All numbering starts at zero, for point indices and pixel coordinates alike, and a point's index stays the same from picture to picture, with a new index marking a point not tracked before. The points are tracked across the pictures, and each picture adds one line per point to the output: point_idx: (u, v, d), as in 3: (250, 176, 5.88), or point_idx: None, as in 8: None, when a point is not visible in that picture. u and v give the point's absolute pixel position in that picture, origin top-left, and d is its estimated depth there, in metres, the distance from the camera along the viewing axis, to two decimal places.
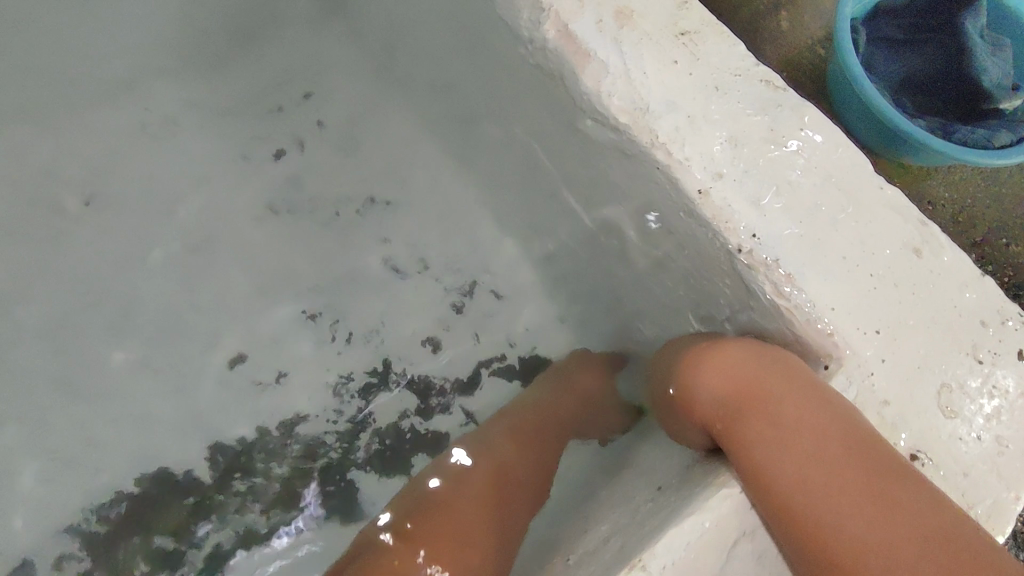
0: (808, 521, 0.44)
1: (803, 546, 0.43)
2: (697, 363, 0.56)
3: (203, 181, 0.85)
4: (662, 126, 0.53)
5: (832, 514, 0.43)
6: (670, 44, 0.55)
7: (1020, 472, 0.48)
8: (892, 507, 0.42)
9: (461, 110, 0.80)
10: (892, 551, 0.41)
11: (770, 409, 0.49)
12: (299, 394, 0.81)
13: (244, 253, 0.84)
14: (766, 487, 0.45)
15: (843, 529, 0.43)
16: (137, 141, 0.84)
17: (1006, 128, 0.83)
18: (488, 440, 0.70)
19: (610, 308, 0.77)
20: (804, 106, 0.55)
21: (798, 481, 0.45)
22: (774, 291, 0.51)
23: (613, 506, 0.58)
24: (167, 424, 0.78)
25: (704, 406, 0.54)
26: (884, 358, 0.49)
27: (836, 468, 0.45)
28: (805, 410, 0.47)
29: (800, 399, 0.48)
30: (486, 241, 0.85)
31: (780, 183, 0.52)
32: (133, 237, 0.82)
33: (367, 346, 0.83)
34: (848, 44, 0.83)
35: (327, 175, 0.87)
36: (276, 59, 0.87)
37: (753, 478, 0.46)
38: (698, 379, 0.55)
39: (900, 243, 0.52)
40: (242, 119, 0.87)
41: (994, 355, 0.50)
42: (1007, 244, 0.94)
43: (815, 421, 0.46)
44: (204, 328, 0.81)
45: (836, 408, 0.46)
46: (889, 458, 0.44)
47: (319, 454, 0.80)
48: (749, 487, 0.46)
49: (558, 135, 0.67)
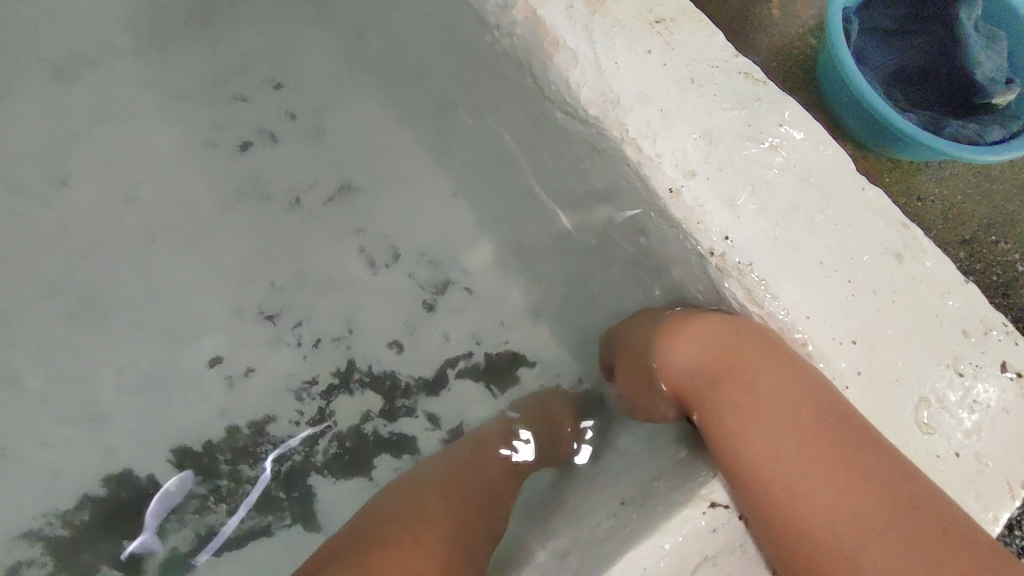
0: (778, 498, 0.42)
1: (770, 522, 0.42)
2: (669, 335, 0.53)
3: (162, 168, 0.81)
4: (632, 120, 0.50)
5: (805, 490, 0.41)
6: (644, 33, 0.52)
7: (999, 491, 0.45)
8: (866, 484, 0.40)
9: (432, 97, 0.76)
10: (862, 528, 0.39)
11: (747, 380, 0.47)
12: (262, 393, 0.78)
13: (204, 245, 0.80)
14: (736, 463, 0.44)
15: (813, 506, 0.41)
16: (94, 126, 0.80)
17: (999, 124, 0.80)
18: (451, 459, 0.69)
19: (585, 307, 0.74)
20: (784, 101, 0.52)
21: (770, 456, 0.43)
22: (746, 296, 0.49)
23: (575, 517, 0.55)
24: (122, 422, 0.75)
25: (678, 381, 0.51)
26: (859, 370, 0.46)
27: (810, 441, 0.43)
28: (781, 382, 0.45)
29: (776, 371, 0.45)
30: (458, 235, 0.82)
31: (756, 183, 0.49)
32: (87, 225, 0.78)
33: (332, 343, 0.80)
34: (839, 34, 0.80)
35: (295, 164, 0.83)
36: (241, 42, 0.83)
37: (726, 452, 0.45)
38: (671, 349, 0.52)
39: (881, 248, 0.49)
40: (204, 104, 0.83)
41: (975, 367, 0.47)
42: (997, 242, 0.91)
43: (790, 393, 0.44)
44: (163, 323, 0.78)
45: (813, 382, 0.44)
46: (866, 432, 0.42)
47: (287, 458, 0.77)
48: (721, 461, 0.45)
49: (529, 128, 0.64)
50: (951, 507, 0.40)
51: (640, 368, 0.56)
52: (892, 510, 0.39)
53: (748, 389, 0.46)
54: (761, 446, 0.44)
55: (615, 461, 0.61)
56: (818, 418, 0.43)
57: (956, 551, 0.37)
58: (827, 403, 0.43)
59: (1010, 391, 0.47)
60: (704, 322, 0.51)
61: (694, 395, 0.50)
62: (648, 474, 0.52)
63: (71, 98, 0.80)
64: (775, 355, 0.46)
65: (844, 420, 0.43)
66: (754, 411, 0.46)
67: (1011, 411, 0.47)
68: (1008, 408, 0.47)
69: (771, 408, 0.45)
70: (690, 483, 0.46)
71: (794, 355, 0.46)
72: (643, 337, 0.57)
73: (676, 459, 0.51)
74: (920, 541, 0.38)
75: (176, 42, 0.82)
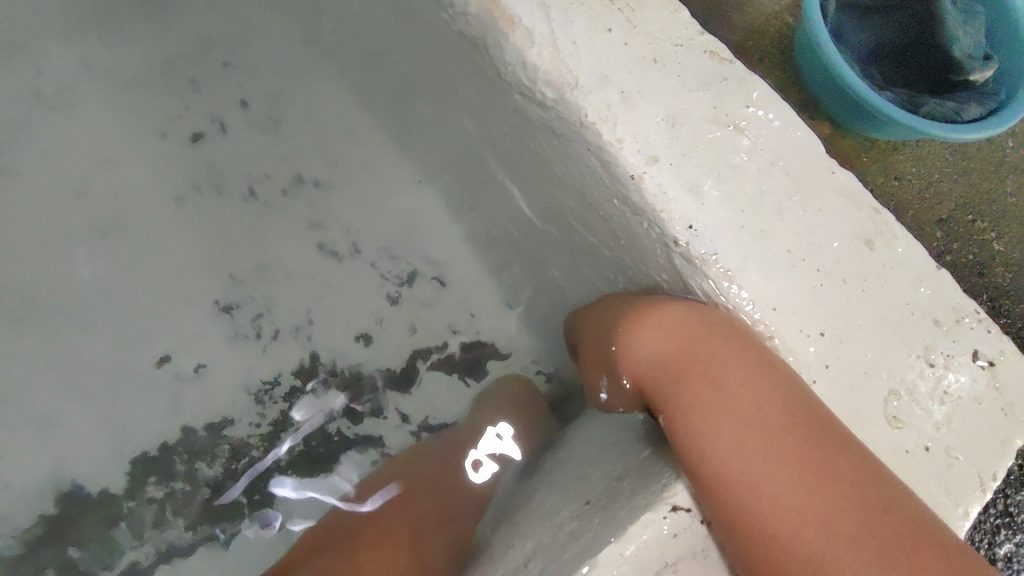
0: (743, 496, 0.39)
1: (733, 522, 0.39)
2: (632, 324, 0.50)
3: (109, 158, 0.77)
4: (591, 103, 0.47)
5: (772, 487, 0.39)
6: (604, 11, 0.49)
7: (970, 485, 0.44)
8: (833, 481, 0.38)
9: (394, 80, 0.73)
10: (830, 528, 0.37)
11: (711, 373, 0.44)
12: (222, 391, 0.75)
13: (157, 237, 0.77)
14: (699, 458, 0.41)
15: (778, 505, 0.39)
16: (34, 114, 0.76)
17: (976, 102, 0.77)
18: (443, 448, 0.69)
19: (554, 295, 0.72)
20: (752, 81, 0.49)
21: (735, 450, 0.41)
22: (712, 288, 0.46)
23: (539, 515, 0.53)
24: (72, 424, 0.72)
25: (639, 373, 0.49)
26: (828, 364, 0.44)
27: (777, 436, 0.41)
28: (748, 376, 0.42)
29: (742, 363, 0.43)
30: (425, 223, 0.79)
31: (721, 168, 0.47)
32: (29, 219, 0.75)
33: (294, 337, 0.77)
34: (814, 9, 0.77)
35: (252, 153, 0.79)
36: (193, 23, 0.79)
37: (689, 449, 0.42)
38: (635, 340, 0.49)
39: (851, 235, 0.47)
40: (153, 89, 0.78)
41: (947, 357, 0.46)
42: (973, 220, 0.90)
43: (756, 387, 0.42)
44: (114, 319, 0.75)
45: (780, 377, 0.42)
46: (832, 428, 0.41)
47: (246, 459, 0.74)
48: (685, 458, 0.42)
49: (490, 115, 0.61)
50: (919, 508, 0.38)
51: (599, 356, 0.55)
52: (862, 514, 0.37)
53: (712, 382, 0.44)
54: (727, 440, 0.41)
55: (580, 454, 0.58)
56: (785, 413, 0.41)
57: (925, 553, 0.36)
58: (795, 396, 0.41)
59: (981, 380, 0.45)
60: (667, 311, 0.48)
61: (654, 388, 0.47)
62: (612, 471, 0.50)
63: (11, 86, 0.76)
64: (741, 346, 0.44)
65: (811, 418, 0.41)
66: (719, 406, 0.43)
67: (982, 403, 0.45)
68: (980, 398, 0.45)
69: (736, 403, 0.42)
70: (653, 481, 0.44)
71: (760, 347, 0.44)
72: (605, 328, 0.55)
73: (640, 455, 0.49)
74: (891, 547, 0.36)
75: (120, 23, 0.78)
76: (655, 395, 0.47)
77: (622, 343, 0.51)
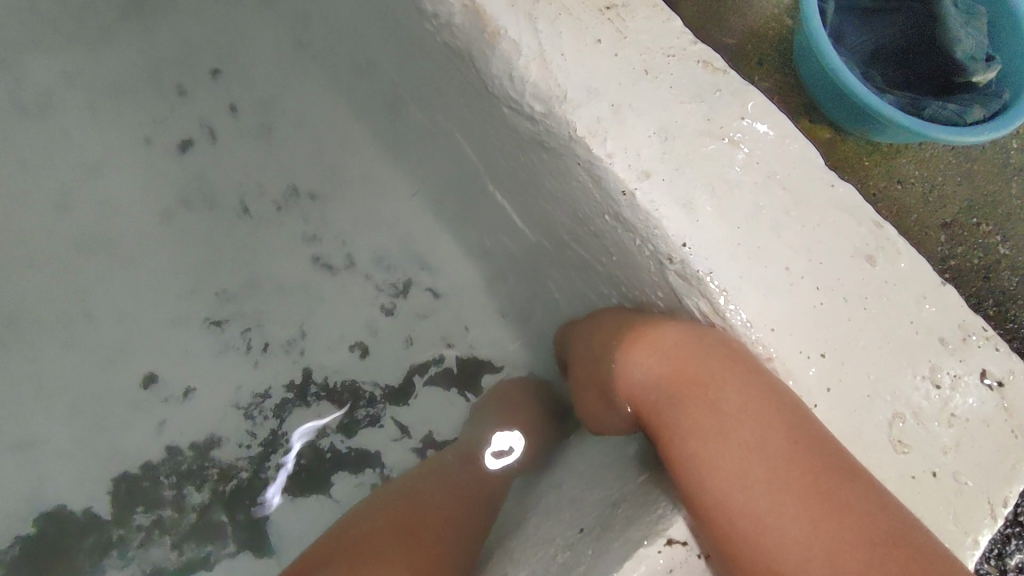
0: (744, 530, 0.37)
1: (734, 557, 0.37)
2: (627, 346, 0.48)
3: (97, 173, 0.76)
4: (581, 117, 0.46)
5: (774, 520, 0.37)
6: (593, 20, 0.47)
7: (980, 512, 0.42)
8: (838, 511, 0.36)
9: (386, 91, 0.71)
10: (835, 563, 0.35)
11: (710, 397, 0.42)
12: (212, 411, 0.74)
13: (146, 252, 0.76)
14: (698, 489, 0.39)
15: (781, 540, 0.36)
16: (21, 128, 0.75)
17: (980, 104, 0.75)
18: (441, 462, 0.67)
19: (550, 308, 0.71)
20: (747, 91, 0.48)
21: (735, 479, 0.39)
22: (708, 307, 0.45)
23: (532, 541, 0.52)
24: (60, 445, 0.71)
25: (634, 396, 0.47)
26: (828, 387, 0.43)
27: (779, 464, 0.38)
28: (747, 400, 0.40)
29: (741, 387, 0.41)
30: (418, 236, 0.78)
31: (716, 183, 0.45)
32: (14, 235, 0.74)
33: (285, 354, 0.76)
34: (814, 15, 0.75)
35: (242, 165, 0.78)
36: (181, 33, 0.77)
37: (688, 479, 0.40)
38: (630, 362, 0.47)
39: (852, 252, 0.45)
40: (142, 101, 0.77)
41: (954, 378, 0.44)
42: (977, 224, 0.88)
43: (757, 412, 0.40)
44: (103, 336, 0.74)
45: (780, 401, 0.40)
46: (837, 456, 0.39)
47: (236, 479, 0.73)
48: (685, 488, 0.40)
49: (479, 125, 0.60)
50: (931, 541, 0.36)
51: (592, 375, 0.53)
52: (872, 548, 0.35)
53: (710, 407, 0.42)
54: (727, 468, 0.39)
55: (575, 475, 0.56)
56: (787, 440, 0.39)
57: None
58: (797, 421, 0.39)
59: (990, 402, 0.44)
60: (663, 332, 0.46)
61: (649, 412, 0.45)
62: (607, 496, 0.48)
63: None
64: (739, 368, 0.42)
65: (814, 443, 0.39)
66: (718, 431, 0.41)
67: (991, 425, 0.43)
68: (989, 420, 0.43)
69: (735, 429, 0.40)
70: (648, 509, 0.43)
71: (759, 368, 0.42)
72: (596, 347, 0.53)
73: (635, 481, 0.47)
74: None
75: (106, 35, 0.76)
76: (651, 419, 0.45)
77: (616, 365, 0.49)
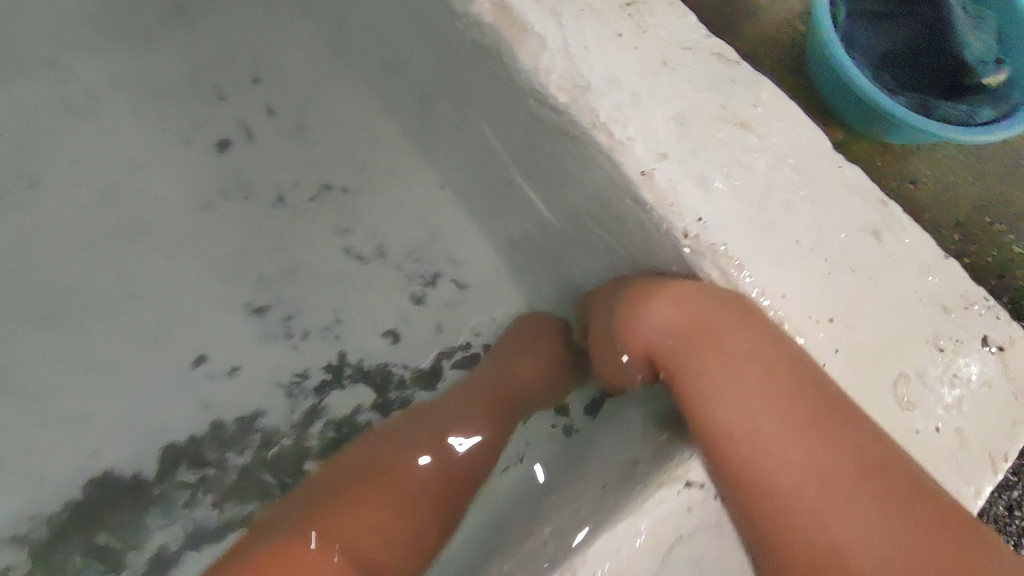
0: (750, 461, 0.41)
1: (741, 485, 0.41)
2: (644, 299, 0.52)
3: (143, 168, 0.81)
4: (603, 104, 0.50)
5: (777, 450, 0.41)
6: (614, 16, 0.51)
7: (980, 465, 0.45)
8: (836, 444, 0.40)
9: (416, 89, 0.76)
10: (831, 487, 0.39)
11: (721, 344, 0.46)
12: (251, 391, 0.78)
13: (188, 242, 0.81)
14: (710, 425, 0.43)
15: (783, 467, 0.41)
16: (73, 127, 0.81)
17: (989, 105, 0.79)
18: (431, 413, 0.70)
19: (573, 294, 0.75)
20: (759, 83, 0.52)
21: (743, 416, 0.43)
22: (721, 278, 0.48)
23: (559, 502, 0.55)
24: (108, 420, 0.75)
25: (652, 345, 0.51)
26: (837, 348, 0.46)
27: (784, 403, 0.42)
28: (756, 346, 0.44)
29: (751, 334, 0.44)
30: (446, 229, 0.82)
31: (731, 164, 0.49)
32: (67, 226, 0.79)
33: (323, 339, 0.80)
34: (825, 19, 0.79)
35: (280, 162, 0.83)
36: (222, 38, 0.83)
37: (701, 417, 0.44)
38: (647, 313, 0.51)
39: (858, 227, 0.49)
40: (186, 102, 0.83)
41: (955, 342, 0.47)
42: (992, 224, 0.90)
43: (765, 356, 0.43)
44: (148, 320, 0.78)
45: (786, 346, 0.44)
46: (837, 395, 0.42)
47: (277, 444, 0.77)
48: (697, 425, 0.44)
49: (505, 117, 0.64)
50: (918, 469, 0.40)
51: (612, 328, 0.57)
52: (865, 475, 0.39)
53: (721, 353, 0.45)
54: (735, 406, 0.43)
55: (601, 446, 0.60)
56: (792, 381, 0.42)
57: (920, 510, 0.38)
58: (801, 363, 0.43)
59: (991, 365, 0.46)
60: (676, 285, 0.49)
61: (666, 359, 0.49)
62: (631, 457, 0.51)
63: (52, 100, 0.80)
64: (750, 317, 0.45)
65: (816, 384, 0.42)
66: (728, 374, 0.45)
67: (992, 386, 0.46)
68: (990, 382, 0.46)
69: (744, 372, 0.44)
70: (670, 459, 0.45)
71: (767, 318, 0.45)
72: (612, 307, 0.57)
73: (657, 441, 0.50)
74: (902, 527, 0.37)
75: (151, 39, 0.82)
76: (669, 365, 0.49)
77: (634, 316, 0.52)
